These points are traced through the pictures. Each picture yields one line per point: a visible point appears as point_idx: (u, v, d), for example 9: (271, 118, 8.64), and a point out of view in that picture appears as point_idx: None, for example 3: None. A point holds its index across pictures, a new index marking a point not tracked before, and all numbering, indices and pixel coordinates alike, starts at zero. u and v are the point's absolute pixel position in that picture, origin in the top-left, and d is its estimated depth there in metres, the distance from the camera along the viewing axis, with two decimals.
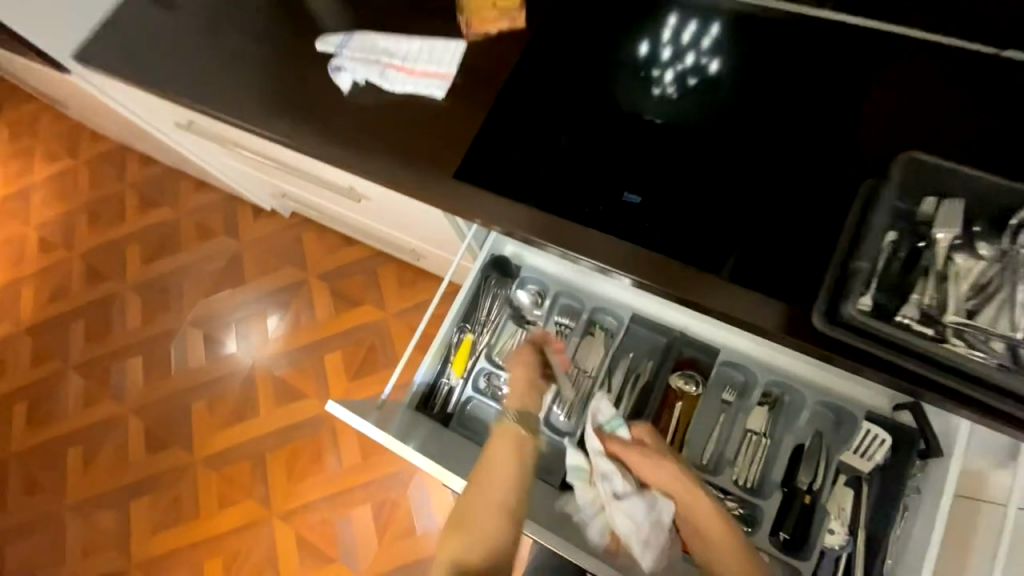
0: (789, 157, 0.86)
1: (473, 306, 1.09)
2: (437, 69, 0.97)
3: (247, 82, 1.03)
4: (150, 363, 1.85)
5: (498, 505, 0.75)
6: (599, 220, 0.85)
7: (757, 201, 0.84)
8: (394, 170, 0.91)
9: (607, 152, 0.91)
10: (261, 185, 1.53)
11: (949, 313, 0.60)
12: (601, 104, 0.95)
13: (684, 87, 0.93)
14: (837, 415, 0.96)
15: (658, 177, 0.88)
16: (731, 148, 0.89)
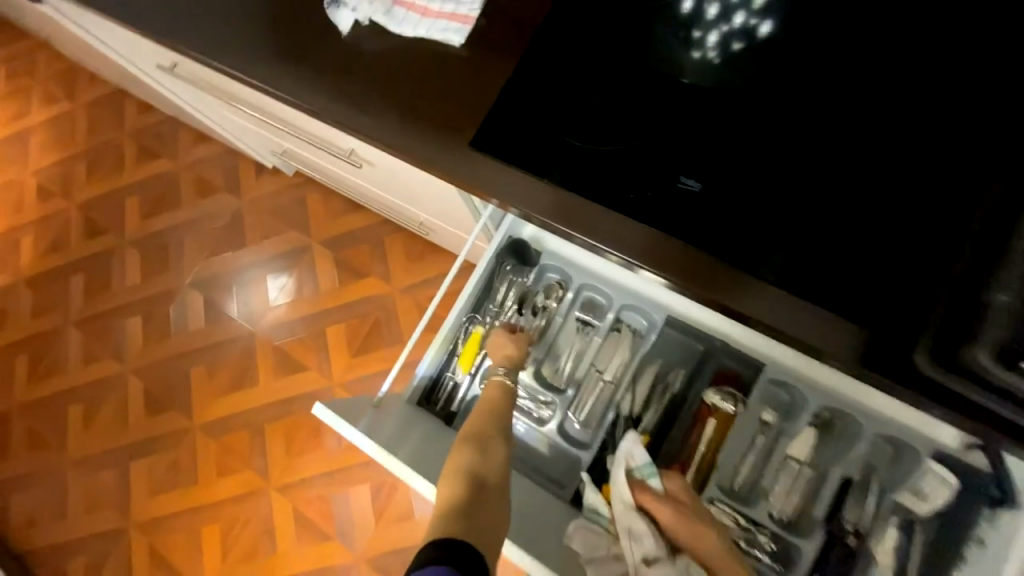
0: (890, 136, 0.68)
1: (487, 293, 0.98)
2: (456, 8, 0.80)
3: (233, 18, 0.88)
4: (149, 323, 1.79)
5: (501, 430, 0.84)
6: (645, 210, 0.70)
7: (843, 194, 0.69)
8: (399, 132, 0.77)
9: (656, 123, 0.74)
10: (259, 141, 1.39)
11: None
12: (643, 62, 0.75)
13: (727, 55, 0.70)
14: (896, 448, 0.84)
15: (718, 160, 0.72)
16: (816, 120, 0.70)
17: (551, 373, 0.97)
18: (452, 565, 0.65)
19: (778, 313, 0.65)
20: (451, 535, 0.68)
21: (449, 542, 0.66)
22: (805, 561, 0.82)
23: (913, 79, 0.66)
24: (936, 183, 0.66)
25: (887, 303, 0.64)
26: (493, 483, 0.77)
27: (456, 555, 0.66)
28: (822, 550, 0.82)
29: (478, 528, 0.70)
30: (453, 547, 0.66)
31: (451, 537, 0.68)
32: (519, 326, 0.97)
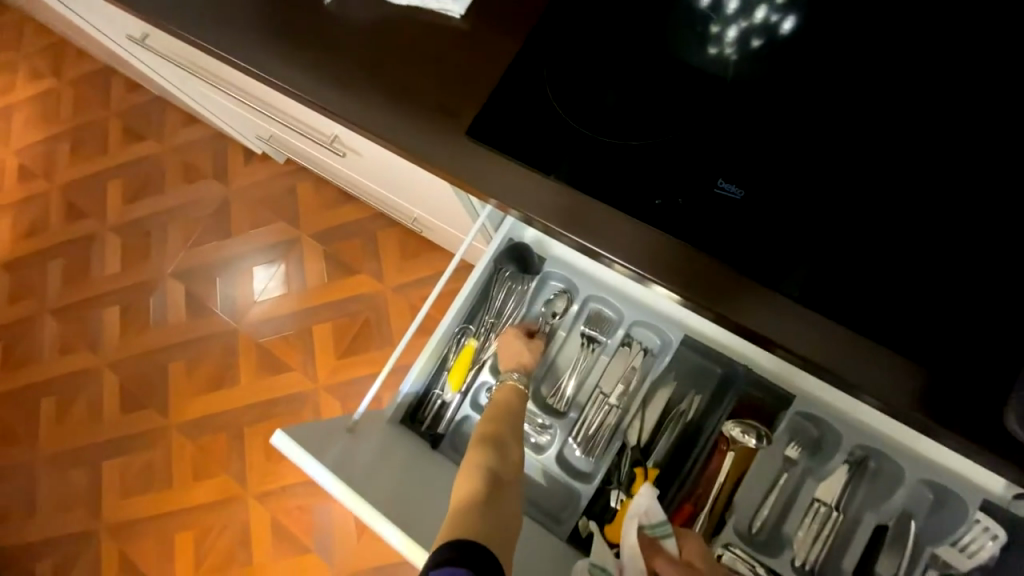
0: (957, 149, 0.60)
1: (483, 303, 0.88)
2: None
3: None
4: (128, 315, 1.69)
5: (517, 432, 0.76)
6: (673, 221, 0.60)
7: (907, 212, 0.59)
8: (385, 115, 0.67)
9: (690, 118, 0.64)
10: (243, 124, 1.29)
11: None
12: (669, 52, 0.67)
13: (746, 50, 0.66)
14: (938, 495, 0.72)
15: (760, 165, 0.62)
16: (874, 127, 0.62)
17: (551, 395, 0.87)
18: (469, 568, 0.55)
19: (821, 347, 0.56)
20: (468, 534, 0.59)
21: (463, 542, 0.57)
22: None
23: (967, 91, 0.61)
24: (1015, 203, 0.57)
25: (958, 344, 0.54)
26: (510, 487, 0.69)
27: (474, 555, 0.56)
28: None
29: (496, 534, 0.61)
30: (471, 547, 0.56)
31: (467, 536, 0.58)
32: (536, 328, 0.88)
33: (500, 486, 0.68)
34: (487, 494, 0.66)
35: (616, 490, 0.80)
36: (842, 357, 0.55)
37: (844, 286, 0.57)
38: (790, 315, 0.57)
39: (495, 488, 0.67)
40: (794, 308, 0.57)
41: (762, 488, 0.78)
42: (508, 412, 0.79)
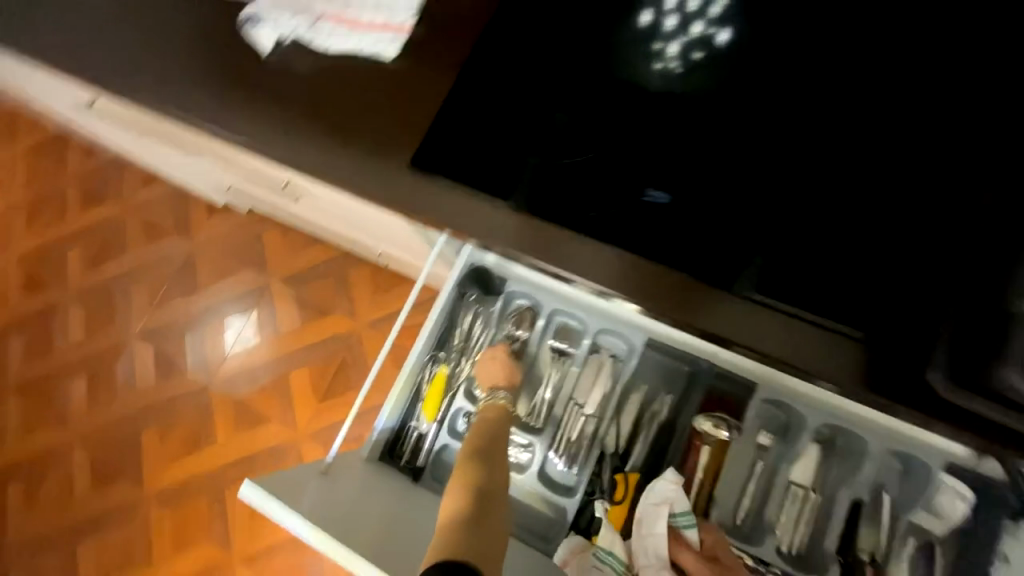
0: (881, 134, 0.63)
1: (450, 330, 0.89)
2: (388, 19, 0.73)
3: (136, 42, 0.78)
4: (95, 384, 1.64)
5: (502, 448, 0.77)
6: (605, 231, 0.64)
7: (824, 198, 0.63)
8: (331, 160, 0.69)
9: (621, 131, 0.67)
10: (201, 177, 1.30)
11: None
12: (603, 71, 0.69)
13: (689, 64, 0.65)
14: (902, 463, 0.76)
15: (693, 172, 0.65)
16: (804, 121, 0.64)
17: (528, 414, 0.88)
18: None
19: (763, 336, 0.60)
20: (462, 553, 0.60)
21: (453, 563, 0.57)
22: None
23: (905, 74, 0.61)
24: (931, 179, 0.62)
25: (896, 315, 0.59)
26: (497, 503, 0.69)
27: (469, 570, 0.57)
28: None
29: (485, 554, 0.62)
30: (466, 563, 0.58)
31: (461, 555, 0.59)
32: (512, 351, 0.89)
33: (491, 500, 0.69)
34: (475, 512, 0.66)
35: (601, 499, 0.81)
36: (783, 341, 0.60)
37: (794, 274, 0.61)
38: (735, 310, 0.61)
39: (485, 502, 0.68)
40: (733, 302, 0.61)
41: (740, 478, 0.80)
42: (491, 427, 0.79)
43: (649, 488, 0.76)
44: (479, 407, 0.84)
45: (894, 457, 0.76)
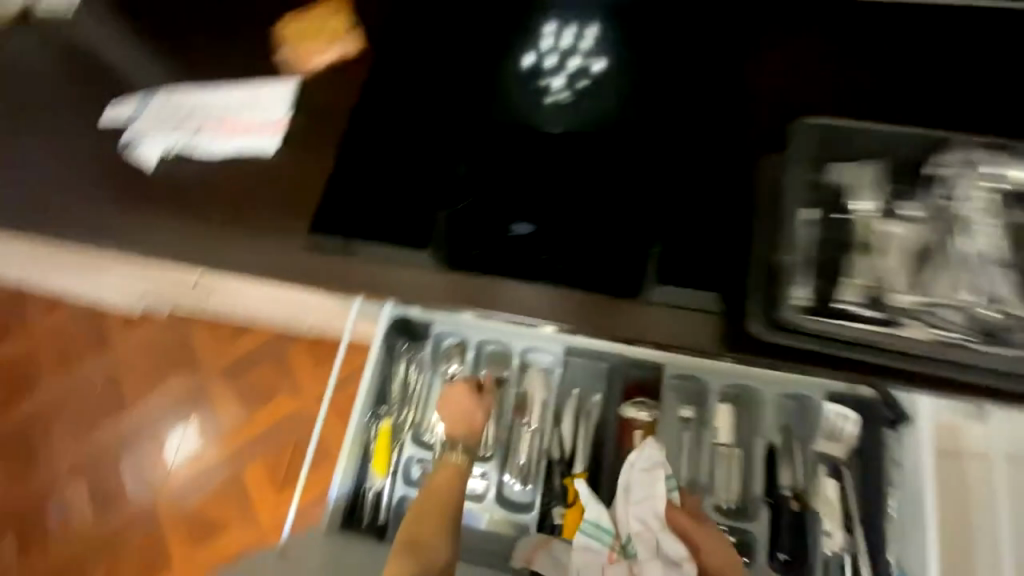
0: (703, 139, 0.70)
1: (387, 383, 0.93)
2: (265, 117, 0.77)
3: (15, 179, 0.78)
4: (21, 537, 1.48)
5: (443, 530, 0.78)
6: (488, 266, 0.70)
7: (673, 198, 0.69)
8: (233, 255, 0.73)
9: (488, 172, 0.70)
10: (113, 290, 1.26)
11: (897, 292, 0.57)
12: (472, 114, 0.73)
13: (576, 91, 0.69)
14: (798, 403, 0.88)
15: (551, 199, 0.68)
16: (645, 133, 0.69)
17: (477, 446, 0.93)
18: None
19: (641, 325, 0.66)
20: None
21: None
22: (761, 543, 0.83)
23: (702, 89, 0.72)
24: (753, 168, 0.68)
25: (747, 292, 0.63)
26: None
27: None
28: (772, 525, 0.84)
29: None
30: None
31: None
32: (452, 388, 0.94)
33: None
34: None
35: (556, 505, 0.89)
36: (658, 326, 0.65)
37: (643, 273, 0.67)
38: (611, 308, 0.67)
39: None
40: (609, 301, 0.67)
41: (672, 451, 0.88)
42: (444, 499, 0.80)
43: (635, 456, 0.83)
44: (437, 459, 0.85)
45: (789, 396, 0.88)
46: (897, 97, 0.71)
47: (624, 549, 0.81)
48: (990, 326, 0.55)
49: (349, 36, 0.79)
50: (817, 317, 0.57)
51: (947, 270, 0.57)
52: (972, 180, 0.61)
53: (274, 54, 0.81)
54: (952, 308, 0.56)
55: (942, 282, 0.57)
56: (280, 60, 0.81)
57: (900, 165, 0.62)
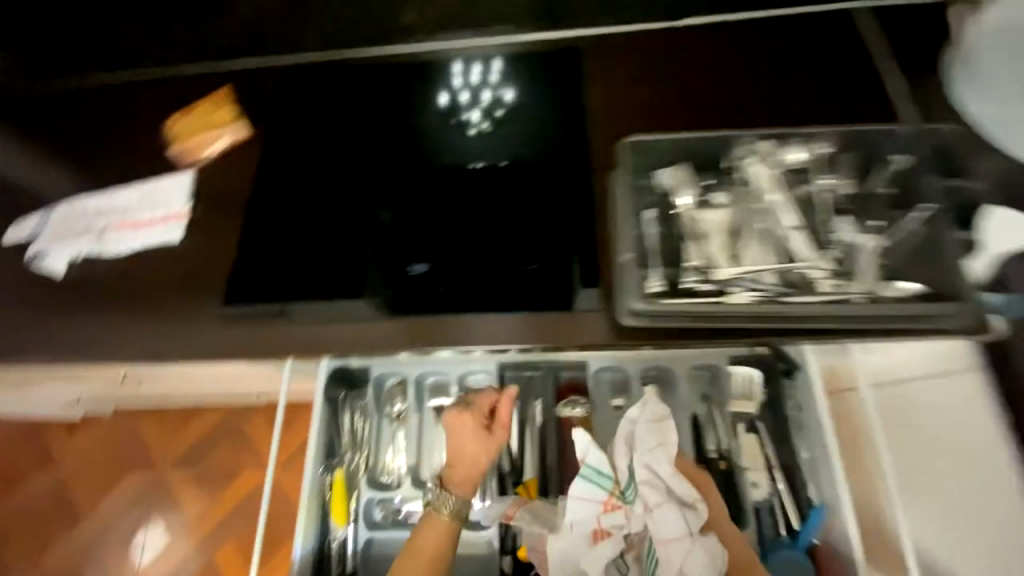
0: (565, 159, 0.79)
1: (336, 433, 0.96)
2: (165, 210, 0.81)
3: None
4: None
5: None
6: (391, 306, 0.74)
7: (546, 212, 0.75)
8: (153, 342, 0.75)
9: (404, 208, 0.79)
10: (47, 399, 1.23)
11: (720, 267, 0.61)
12: (388, 162, 0.83)
13: (493, 119, 0.84)
14: (711, 372, 0.96)
15: (439, 237, 0.76)
16: (515, 166, 0.79)
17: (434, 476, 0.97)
18: None
19: (536, 331, 0.70)
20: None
21: None
22: None
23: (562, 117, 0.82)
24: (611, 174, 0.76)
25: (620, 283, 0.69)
26: None
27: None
28: None
29: None
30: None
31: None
32: (399, 427, 0.99)
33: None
34: None
35: (514, 514, 0.92)
36: (551, 327, 0.70)
37: (531, 286, 0.72)
38: (505, 322, 0.72)
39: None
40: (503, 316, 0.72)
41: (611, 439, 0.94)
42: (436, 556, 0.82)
43: (642, 411, 0.87)
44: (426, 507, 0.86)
45: (700, 367, 0.97)
46: (733, 88, 0.80)
47: (623, 494, 0.84)
48: (801, 280, 0.60)
49: (238, 119, 0.85)
50: (661, 301, 0.63)
51: (759, 239, 0.61)
52: (761, 163, 0.66)
53: (167, 150, 0.86)
54: (771, 272, 0.60)
55: (756, 250, 0.61)
56: (173, 153, 0.85)
57: (713, 161, 0.68)
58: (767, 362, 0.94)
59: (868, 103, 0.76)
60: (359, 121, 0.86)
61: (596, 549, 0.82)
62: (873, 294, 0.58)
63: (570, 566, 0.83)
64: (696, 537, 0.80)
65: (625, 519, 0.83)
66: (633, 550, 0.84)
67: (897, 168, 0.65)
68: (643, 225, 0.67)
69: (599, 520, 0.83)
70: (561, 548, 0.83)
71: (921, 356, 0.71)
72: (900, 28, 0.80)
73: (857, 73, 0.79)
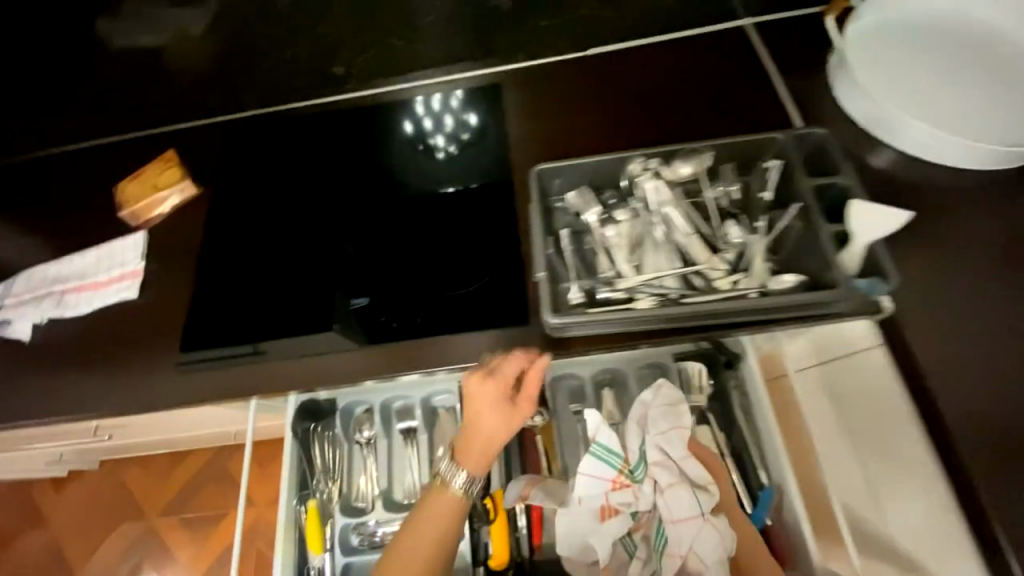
0: (494, 189, 0.86)
1: (308, 464, 1.00)
2: (121, 269, 0.86)
3: None
4: None
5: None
6: (336, 341, 0.78)
7: (474, 240, 0.83)
8: (117, 396, 0.79)
9: (371, 238, 0.87)
10: (29, 460, 1.25)
11: (625, 277, 0.66)
12: (357, 198, 0.91)
13: (460, 142, 0.92)
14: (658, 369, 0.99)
15: (384, 271, 0.83)
16: (451, 202, 0.88)
17: (406, 494, 1.01)
18: None
19: (472, 346, 0.74)
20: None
21: None
22: None
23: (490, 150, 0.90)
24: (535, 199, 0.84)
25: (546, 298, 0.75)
26: None
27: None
28: None
29: None
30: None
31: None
32: (369, 452, 1.03)
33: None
34: None
35: (482, 525, 0.93)
36: (487, 340, 0.75)
37: (467, 309, 0.77)
38: (444, 343, 0.76)
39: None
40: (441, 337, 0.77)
41: (570, 442, 0.99)
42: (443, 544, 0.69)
43: (654, 395, 0.85)
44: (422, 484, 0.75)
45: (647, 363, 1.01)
46: (640, 108, 0.87)
47: (632, 473, 0.81)
48: (699, 282, 0.65)
49: (184, 178, 0.90)
50: (579, 315, 0.64)
51: (657, 249, 0.67)
52: (651, 178, 0.70)
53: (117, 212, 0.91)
54: (671, 277, 0.66)
55: (654, 259, 0.67)
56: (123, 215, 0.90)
57: (611, 178, 0.72)
58: (708, 354, 0.96)
59: (761, 111, 0.84)
60: (314, 168, 0.95)
61: (604, 526, 0.78)
62: (766, 286, 0.63)
63: (576, 543, 0.80)
64: (708, 520, 0.76)
65: (633, 498, 0.80)
66: (641, 529, 0.81)
67: (778, 164, 0.68)
68: (554, 246, 0.69)
69: (607, 497, 0.80)
70: (567, 524, 0.80)
71: (830, 339, 0.76)
72: (777, 41, 0.89)
73: (743, 86, 0.87)
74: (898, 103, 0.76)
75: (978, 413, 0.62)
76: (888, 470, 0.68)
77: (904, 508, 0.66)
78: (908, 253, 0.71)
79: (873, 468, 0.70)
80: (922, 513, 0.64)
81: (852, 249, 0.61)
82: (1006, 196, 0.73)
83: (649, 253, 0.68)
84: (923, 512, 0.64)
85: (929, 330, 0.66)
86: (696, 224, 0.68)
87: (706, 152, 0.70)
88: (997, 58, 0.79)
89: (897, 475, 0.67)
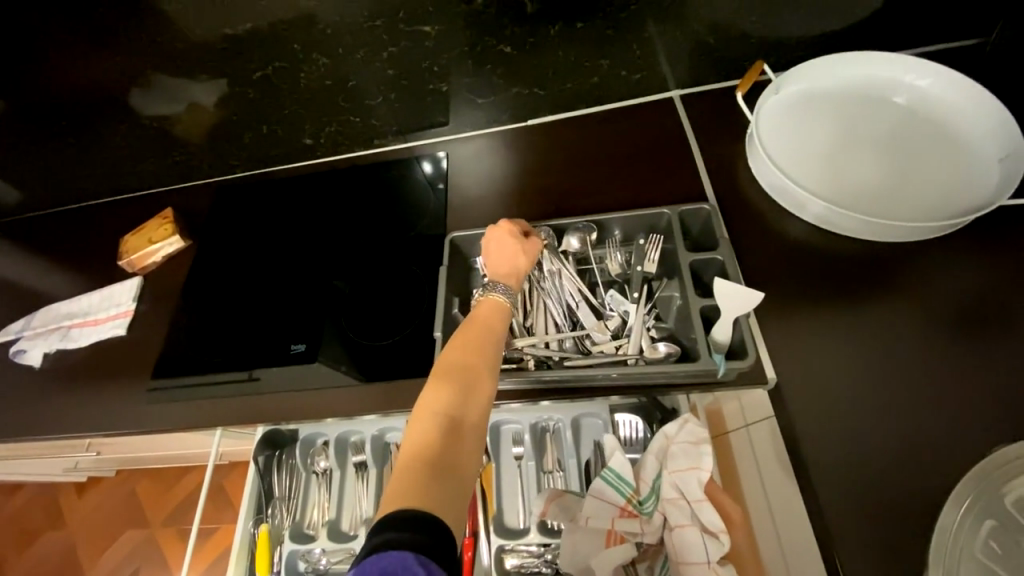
0: (431, 245, 0.97)
1: (267, 490, 1.05)
2: (117, 309, 1.03)
3: None
4: None
5: (488, 361, 0.63)
6: (275, 380, 0.88)
7: (404, 294, 0.92)
8: (98, 417, 0.92)
9: (363, 279, 0.97)
10: (50, 467, 1.42)
11: (516, 342, 0.74)
12: (371, 238, 1.02)
13: (457, 189, 1.02)
14: (601, 422, 0.90)
15: (331, 317, 0.93)
16: (399, 254, 0.98)
17: (354, 525, 1.03)
18: (421, 542, 0.47)
19: (374, 402, 0.84)
20: (418, 506, 0.49)
21: (412, 518, 0.48)
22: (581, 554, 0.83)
23: (433, 209, 1.01)
24: None
25: None
26: (471, 431, 0.58)
27: (435, 541, 0.47)
28: None
29: (442, 497, 0.51)
30: (421, 519, 0.48)
31: (417, 506, 0.49)
32: (324, 481, 1.05)
33: (461, 473, 0.54)
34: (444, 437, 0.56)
35: None
36: (389, 394, 0.84)
37: (390, 359, 0.86)
38: (355, 390, 0.86)
39: (443, 471, 0.53)
40: (351, 388, 0.86)
41: (510, 491, 0.92)
42: (494, 337, 0.66)
43: (678, 428, 0.73)
44: (473, 303, 0.72)
45: (591, 414, 0.91)
46: (561, 177, 0.97)
47: (642, 504, 0.73)
48: (588, 345, 0.74)
49: (174, 232, 1.08)
50: None
51: (544, 313, 0.78)
52: (549, 250, 0.81)
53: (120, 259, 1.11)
54: (560, 340, 0.74)
55: (541, 322, 0.77)
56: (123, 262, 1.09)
57: None
58: (646, 408, 0.86)
59: (667, 184, 0.91)
60: (309, 216, 1.10)
61: (608, 551, 0.70)
62: (643, 350, 0.71)
63: (578, 565, 0.73)
64: (713, 569, 0.64)
65: (641, 530, 0.71)
66: (646, 559, 0.74)
67: (657, 239, 0.79)
68: (458, 308, 0.80)
69: (614, 523, 0.72)
70: (569, 543, 0.73)
71: (740, 406, 0.77)
72: (687, 122, 0.98)
73: (655, 157, 0.96)
74: (805, 178, 0.82)
75: (842, 481, 0.62)
76: (774, 482, 0.68)
77: (784, 517, 0.66)
78: (790, 319, 0.74)
79: (770, 496, 0.69)
80: (794, 514, 0.65)
81: (723, 323, 0.67)
82: (893, 268, 0.76)
83: (542, 316, 0.78)
84: (791, 506, 0.65)
85: (802, 397, 0.68)
86: (587, 293, 0.78)
87: (594, 226, 0.81)
88: (905, 137, 0.84)
89: (786, 503, 0.66)
